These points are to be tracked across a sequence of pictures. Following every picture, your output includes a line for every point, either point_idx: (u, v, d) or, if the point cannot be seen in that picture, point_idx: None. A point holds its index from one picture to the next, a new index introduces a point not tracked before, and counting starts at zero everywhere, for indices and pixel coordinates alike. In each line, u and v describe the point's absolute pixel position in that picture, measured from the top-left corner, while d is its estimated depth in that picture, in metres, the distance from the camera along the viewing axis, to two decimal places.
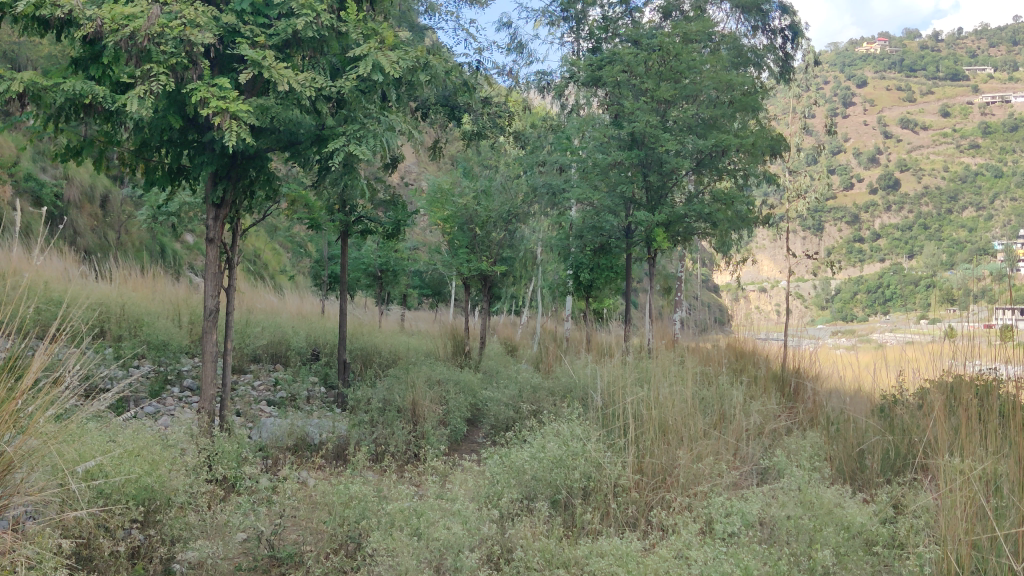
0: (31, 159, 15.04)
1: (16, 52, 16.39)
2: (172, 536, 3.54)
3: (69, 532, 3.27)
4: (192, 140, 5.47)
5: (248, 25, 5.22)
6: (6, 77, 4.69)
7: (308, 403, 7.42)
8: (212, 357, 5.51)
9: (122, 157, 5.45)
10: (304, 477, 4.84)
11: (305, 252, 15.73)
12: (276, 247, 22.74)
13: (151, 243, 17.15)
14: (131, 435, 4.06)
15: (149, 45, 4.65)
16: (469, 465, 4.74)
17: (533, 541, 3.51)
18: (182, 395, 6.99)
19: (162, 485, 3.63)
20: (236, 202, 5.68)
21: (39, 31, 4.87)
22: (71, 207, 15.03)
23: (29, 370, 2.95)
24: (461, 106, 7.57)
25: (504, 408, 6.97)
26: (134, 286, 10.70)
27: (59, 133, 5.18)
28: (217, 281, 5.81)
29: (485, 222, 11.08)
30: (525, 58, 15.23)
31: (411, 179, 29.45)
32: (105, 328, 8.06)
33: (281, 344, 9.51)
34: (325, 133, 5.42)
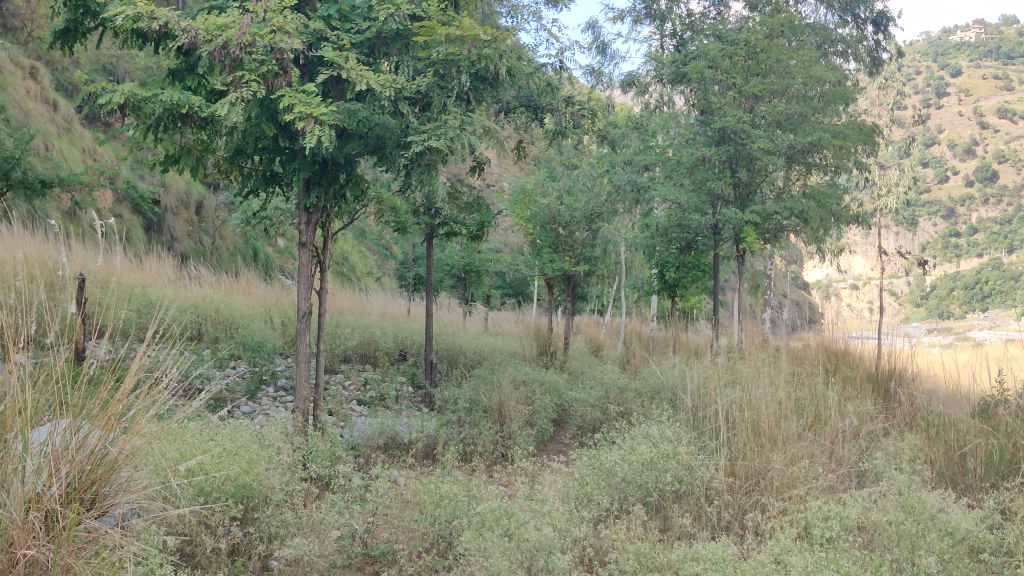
0: (131, 167, 15.72)
1: (116, 65, 17.15)
2: (269, 534, 3.62)
3: (173, 529, 3.37)
4: (284, 146, 5.60)
5: (333, 31, 5.31)
6: (109, 90, 4.90)
7: (397, 403, 7.53)
8: (305, 357, 5.62)
9: (219, 164, 5.62)
10: (395, 477, 4.90)
11: (391, 254, 15.96)
12: (363, 249, 23.18)
13: (244, 248, 17.74)
14: (229, 435, 4.19)
15: (241, 54, 4.79)
16: (558, 466, 4.74)
17: (627, 543, 3.48)
18: (277, 394, 7.16)
19: (259, 484, 3.75)
20: (327, 207, 5.79)
21: (138, 45, 5.08)
22: (168, 213, 15.64)
23: (130, 371, 3.02)
24: (544, 107, 7.59)
25: (592, 409, 6.94)
26: (228, 290, 11.00)
27: (158, 142, 5.38)
28: (308, 282, 5.91)
29: (569, 221, 10.83)
30: (607, 56, 15.15)
31: (493, 179, 29.64)
32: (202, 331, 8.31)
33: (369, 345, 9.66)
34: (409, 135, 5.50)
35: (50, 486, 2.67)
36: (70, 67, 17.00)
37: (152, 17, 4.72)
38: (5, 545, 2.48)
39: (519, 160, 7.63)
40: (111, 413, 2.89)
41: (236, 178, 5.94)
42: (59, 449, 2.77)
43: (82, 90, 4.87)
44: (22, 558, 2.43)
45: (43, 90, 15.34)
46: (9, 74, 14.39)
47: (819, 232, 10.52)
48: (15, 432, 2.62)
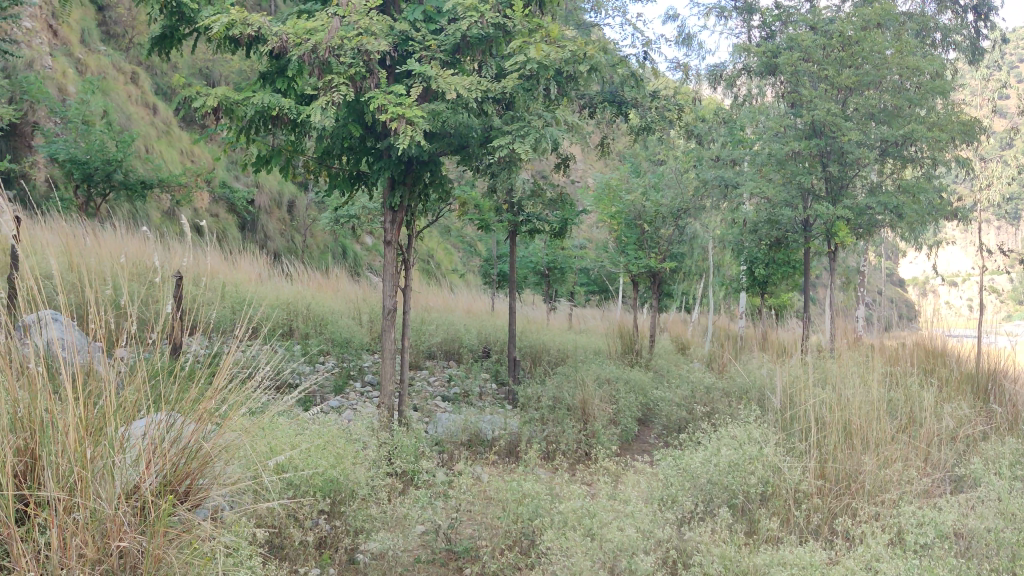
0: (226, 168, 16.22)
1: (211, 69, 17.72)
2: (356, 528, 3.71)
3: (264, 521, 3.48)
4: (370, 147, 5.69)
5: (418, 33, 5.37)
6: (204, 93, 5.05)
7: (481, 400, 7.58)
8: (391, 354, 5.70)
9: (307, 165, 5.75)
10: (479, 473, 4.92)
11: (475, 251, 16.07)
12: (448, 246, 23.41)
13: (334, 246, 18.12)
14: (317, 431, 4.29)
15: (329, 57, 4.88)
16: (642, 466, 4.70)
17: (711, 546, 3.43)
18: (364, 390, 7.29)
19: (346, 478, 3.84)
20: (412, 206, 5.87)
21: (231, 50, 5.23)
22: (261, 212, 16.09)
23: (222, 367, 3.09)
24: (628, 102, 7.53)
25: (677, 409, 6.86)
26: (318, 287, 11.23)
27: (250, 144, 5.53)
28: (394, 280, 5.99)
29: (654, 218, 10.66)
30: (694, 50, 14.95)
31: (577, 176, 29.65)
32: (293, 327, 8.50)
33: (454, 341, 9.74)
34: (492, 135, 5.53)
35: (145, 478, 2.74)
36: (169, 72, 17.64)
37: (245, 23, 4.86)
38: (101, 536, 2.55)
39: (603, 156, 7.57)
40: (205, 408, 2.97)
41: (324, 178, 6.06)
42: (155, 443, 2.84)
43: (178, 93, 5.04)
44: (116, 550, 2.50)
45: (144, 94, 15.95)
46: (112, 79, 15.00)
47: (915, 227, 10.17)
48: (113, 427, 2.70)
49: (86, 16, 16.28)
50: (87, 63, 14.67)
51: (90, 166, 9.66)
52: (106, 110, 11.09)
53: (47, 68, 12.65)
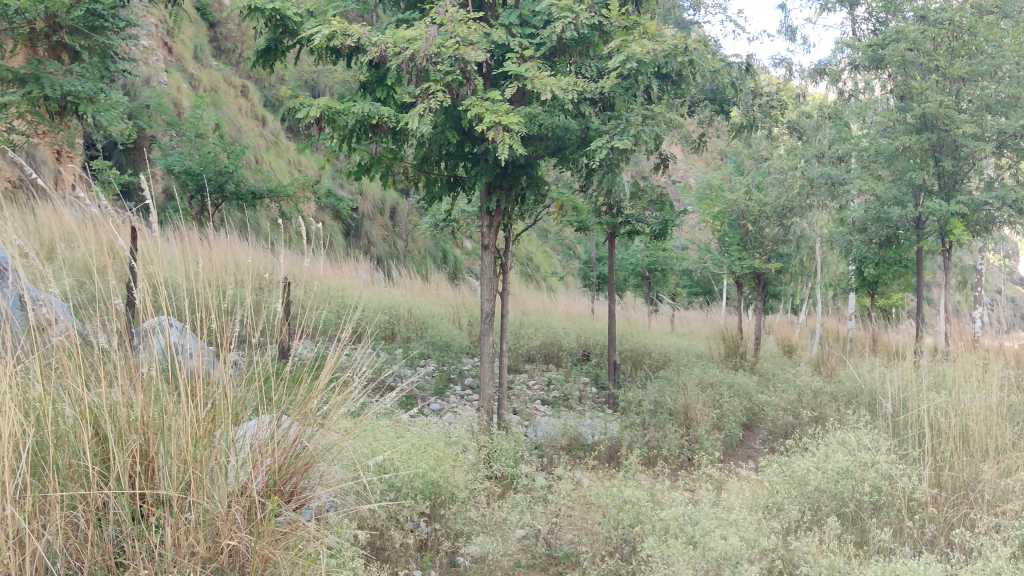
0: (331, 176, 16.67)
1: (317, 80, 18.27)
2: (456, 531, 3.76)
3: (366, 522, 3.55)
4: (468, 152, 5.75)
5: (514, 38, 5.40)
6: (307, 104, 5.21)
7: (580, 404, 7.56)
8: (490, 357, 5.74)
9: (406, 171, 5.86)
10: (578, 477, 4.90)
11: (575, 254, 16.02)
12: (547, 249, 23.45)
13: (435, 250, 18.38)
14: (418, 433, 4.36)
15: (427, 65, 4.94)
16: (747, 473, 4.60)
17: (819, 556, 3.32)
18: (464, 393, 7.36)
19: (446, 481, 3.89)
20: (509, 210, 5.89)
21: (333, 61, 5.39)
22: (365, 219, 16.48)
23: (324, 368, 3.16)
24: (729, 100, 7.37)
25: (783, 414, 6.70)
26: (419, 291, 11.39)
27: (351, 152, 5.65)
28: (493, 284, 6.03)
29: (758, 217, 10.36)
30: (797, 45, 14.60)
31: (677, 176, 29.32)
32: (395, 330, 8.65)
33: (553, 344, 9.74)
34: (589, 136, 5.52)
35: (253, 477, 2.84)
36: (276, 84, 18.24)
37: (345, 34, 5.02)
38: (212, 535, 2.63)
39: (704, 155, 7.44)
40: (309, 408, 3.04)
41: (423, 184, 6.15)
42: (262, 443, 2.93)
43: (283, 106, 5.21)
44: (226, 548, 2.59)
45: (253, 107, 16.54)
46: (223, 93, 15.60)
47: None
48: (221, 428, 2.78)
49: (199, 33, 16.99)
50: (200, 78, 15.31)
51: (203, 177, 10.08)
52: (218, 123, 11.55)
53: (163, 84, 13.25)
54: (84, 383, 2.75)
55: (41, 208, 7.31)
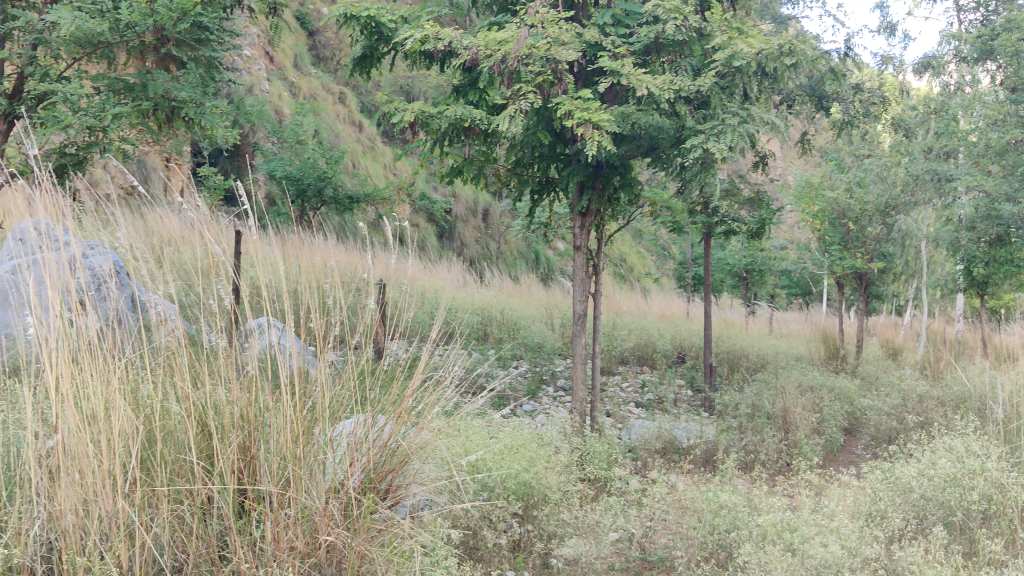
0: (425, 180, 16.93)
1: (412, 85, 18.59)
2: (549, 532, 3.76)
3: (459, 522, 3.59)
4: (560, 152, 5.74)
5: (608, 37, 5.37)
6: (401, 108, 5.30)
7: (675, 407, 7.46)
8: (583, 358, 5.71)
9: (499, 173, 5.89)
10: (673, 481, 4.84)
11: (670, 255, 15.86)
12: (641, 250, 23.28)
13: (528, 252, 18.45)
14: (511, 433, 4.38)
15: (519, 66, 4.96)
16: (848, 479, 4.48)
17: (926, 567, 3.21)
18: (556, 395, 7.35)
19: (538, 482, 3.90)
20: (602, 210, 5.86)
21: (426, 65, 5.47)
22: (459, 221, 16.70)
23: (418, 368, 3.18)
24: (829, 96, 7.17)
25: (886, 418, 6.50)
26: (511, 293, 11.45)
27: (444, 155, 5.72)
28: (585, 286, 6.00)
29: (860, 216, 10.06)
30: (899, 40, 14.15)
31: (774, 174, 28.76)
32: (488, 332, 8.69)
33: (647, 346, 9.64)
34: (684, 135, 5.44)
35: (350, 476, 2.88)
36: (373, 90, 18.61)
37: (438, 37, 5.11)
38: (310, 531, 2.70)
39: (802, 153, 7.27)
40: (403, 408, 3.07)
41: (516, 185, 6.18)
42: (358, 442, 2.97)
43: (378, 110, 5.32)
44: (323, 544, 2.65)
45: (351, 113, 16.92)
46: (322, 100, 16.02)
47: None
48: (319, 427, 2.85)
49: (299, 42, 17.48)
50: (300, 86, 15.75)
51: (303, 182, 10.36)
52: (317, 129, 11.86)
53: (265, 92, 13.68)
54: (189, 381, 2.86)
55: (152, 212, 7.64)
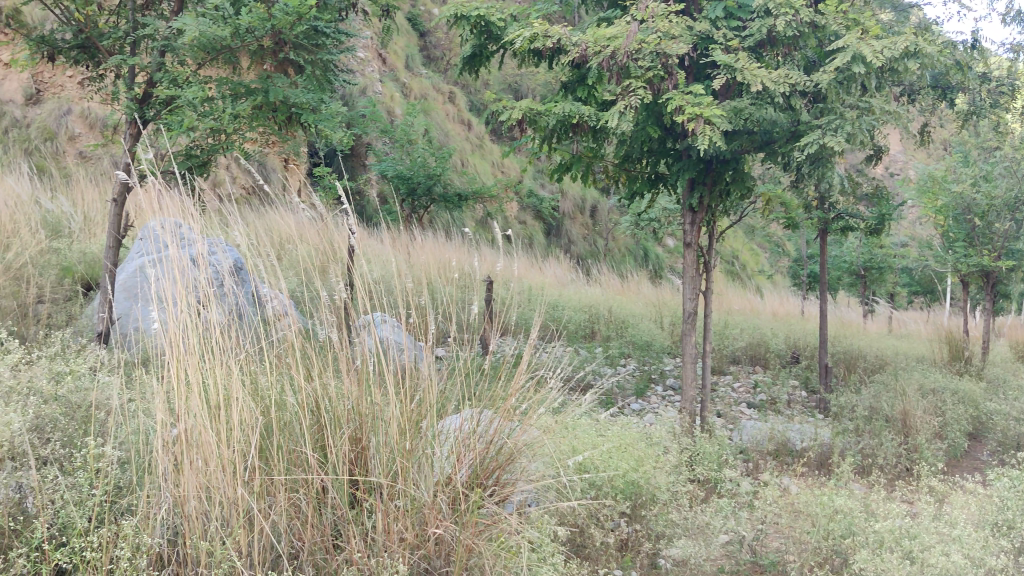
0: (532, 178, 17.03)
1: (520, 83, 18.71)
2: (657, 532, 3.73)
3: (567, 519, 3.59)
4: (670, 148, 5.67)
5: (720, 31, 5.27)
6: (510, 106, 5.34)
7: (789, 408, 7.28)
8: (692, 358, 5.63)
9: (607, 170, 5.86)
10: (787, 484, 4.73)
11: (784, 252, 15.47)
12: (754, 247, 22.77)
13: (636, 249, 18.30)
14: (619, 432, 4.37)
15: (629, 62, 4.92)
16: (974, 487, 4.28)
17: None
18: (665, 394, 7.26)
19: (647, 482, 3.88)
20: (713, 207, 5.76)
21: (534, 62, 5.49)
22: (566, 218, 16.77)
23: (524, 365, 3.18)
24: (953, 87, 6.87)
25: (1015, 424, 6.19)
26: (619, 290, 11.38)
27: (552, 152, 5.73)
28: (695, 284, 5.91)
29: (987, 211, 9.61)
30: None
31: (895, 167, 27.68)
32: (596, 330, 8.66)
33: (760, 345, 9.43)
34: (800, 130, 5.30)
35: (457, 471, 2.91)
36: (482, 89, 18.79)
37: (547, 35, 5.12)
38: (420, 522, 2.76)
39: (923, 146, 6.98)
40: (509, 404, 3.07)
41: (624, 181, 6.13)
42: (465, 436, 3.00)
43: (487, 108, 5.37)
44: (432, 536, 2.69)
45: (460, 112, 17.13)
46: (432, 100, 16.29)
47: None
48: (428, 421, 2.90)
49: (410, 43, 17.83)
50: (411, 86, 16.03)
51: (413, 181, 10.54)
52: (427, 129, 12.04)
53: (378, 94, 13.98)
54: (304, 373, 2.95)
55: (272, 211, 7.87)
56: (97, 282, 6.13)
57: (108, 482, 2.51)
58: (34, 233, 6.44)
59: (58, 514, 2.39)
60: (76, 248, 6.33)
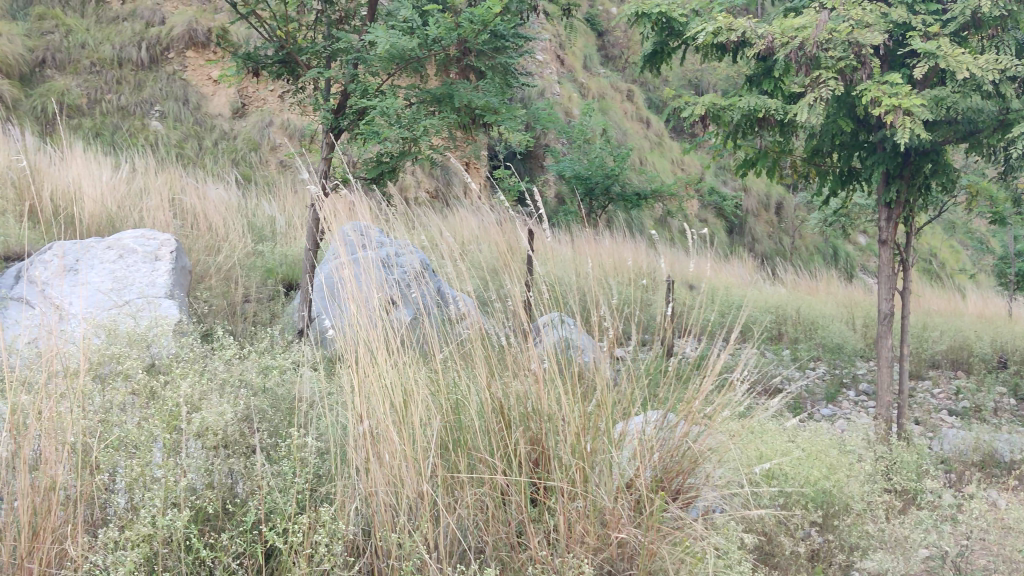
0: (713, 175, 16.74)
1: (700, 79, 18.42)
2: (851, 544, 3.56)
3: (754, 526, 3.50)
4: (863, 141, 5.38)
5: (918, 16, 4.97)
6: (692, 102, 5.27)
7: (996, 417, 6.78)
8: (888, 361, 5.32)
9: (796, 165, 5.65)
10: (995, 499, 4.41)
11: (988, 248, 14.41)
12: (955, 244, 21.34)
13: (825, 247, 17.53)
14: (809, 439, 4.20)
15: (819, 52, 4.71)
16: None
17: None
18: (858, 399, 6.93)
19: (839, 491, 3.77)
20: (911, 202, 5.41)
21: (718, 57, 5.40)
22: (749, 216, 16.40)
23: (710, 367, 3.06)
24: None
25: None
26: (807, 290, 10.98)
27: (737, 148, 5.60)
28: (892, 281, 5.56)
29: None
30: None
31: None
32: (782, 331, 8.41)
33: (963, 348, 8.82)
34: (1010, 118, 4.90)
35: (637, 473, 2.85)
36: (661, 86, 18.63)
37: (732, 28, 5.04)
38: (601, 525, 2.75)
39: None
40: (693, 407, 2.97)
41: (814, 176, 5.89)
42: (647, 440, 2.94)
43: (669, 105, 5.33)
44: (614, 540, 2.68)
45: (639, 110, 17.05)
46: (611, 98, 16.31)
47: None
48: (606, 423, 2.88)
49: (588, 43, 17.94)
50: (589, 86, 16.08)
51: (591, 180, 10.57)
52: (605, 129, 12.05)
53: (556, 95, 14.14)
54: (486, 373, 3.00)
55: (457, 214, 8.11)
56: (298, 282, 6.50)
57: (308, 471, 2.64)
58: (242, 236, 6.92)
59: (266, 499, 2.54)
60: (279, 251, 6.72)
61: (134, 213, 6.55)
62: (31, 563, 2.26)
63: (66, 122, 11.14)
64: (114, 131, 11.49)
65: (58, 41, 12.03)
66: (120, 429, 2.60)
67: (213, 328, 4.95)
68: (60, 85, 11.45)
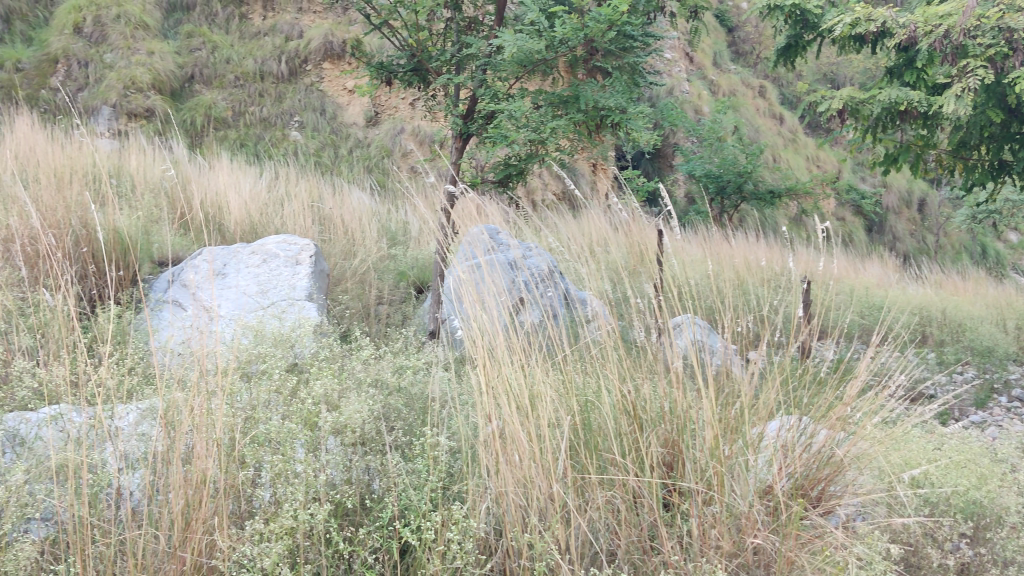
0: (851, 172, 16.18)
1: (837, 73, 17.82)
2: (1005, 558, 3.35)
3: (899, 537, 3.33)
4: (1014, 132, 5.10)
5: None
6: (830, 96, 5.27)
7: None
8: None
9: (940, 158, 5.52)
10: None
11: None
12: None
13: (973, 245, 16.66)
14: (957, 446, 3.98)
15: (966, 40, 4.84)
16: None
17: None
18: (1012, 405, 6.55)
19: (992, 502, 3.51)
20: None
21: (856, 49, 5.48)
22: (889, 214, 15.76)
23: (856, 372, 2.96)
24: None
25: None
26: (953, 290, 10.47)
27: (877, 142, 5.49)
28: None
29: None
30: None
31: None
32: (927, 333, 8.07)
33: None
34: None
35: (780, 478, 2.80)
36: (795, 80, 18.13)
37: (872, 19, 5.19)
38: (737, 530, 2.68)
39: None
40: (838, 414, 2.88)
41: (959, 170, 5.77)
42: (787, 446, 2.87)
43: (807, 100, 5.27)
44: (750, 545, 2.60)
45: (772, 106, 16.62)
46: (742, 96, 15.99)
47: None
48: (744, 426, 2.83)
49: (719, 40, 17.63)
50: (720, 84, 15.81)
51: (723, 179, 10.36)
52: (736, 127, 11.82)
53: (685, 94, 13.97)
54: (619, 375, 3.00)
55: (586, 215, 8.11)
56: (429, 285, 6.63)
57: (442, 469, 2.69)
58: (377, 240, 7.10)
59: (402, 495, 2.60)
60: (413, 254, 6.88)
61: (276, 219, 6.83)
62: (184, 552, 2.37)
63: (214, 134, 11.75)
64: (257, 141, 12.04)
65: (205, 57, 12.69)
66: (266, 425, 2.72)
67: (350, 330, 5.11)
68: (208, 99, 12.09)
